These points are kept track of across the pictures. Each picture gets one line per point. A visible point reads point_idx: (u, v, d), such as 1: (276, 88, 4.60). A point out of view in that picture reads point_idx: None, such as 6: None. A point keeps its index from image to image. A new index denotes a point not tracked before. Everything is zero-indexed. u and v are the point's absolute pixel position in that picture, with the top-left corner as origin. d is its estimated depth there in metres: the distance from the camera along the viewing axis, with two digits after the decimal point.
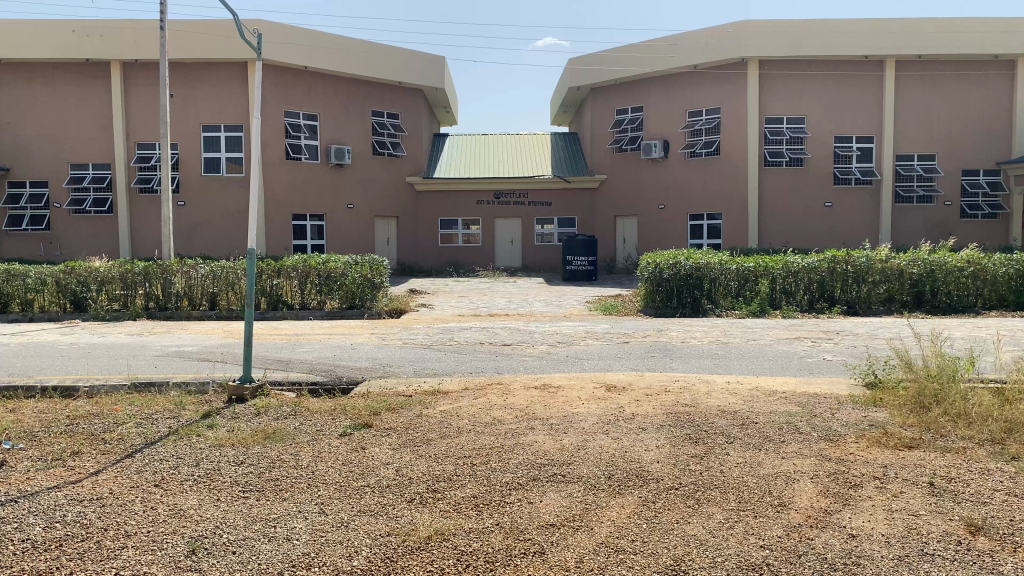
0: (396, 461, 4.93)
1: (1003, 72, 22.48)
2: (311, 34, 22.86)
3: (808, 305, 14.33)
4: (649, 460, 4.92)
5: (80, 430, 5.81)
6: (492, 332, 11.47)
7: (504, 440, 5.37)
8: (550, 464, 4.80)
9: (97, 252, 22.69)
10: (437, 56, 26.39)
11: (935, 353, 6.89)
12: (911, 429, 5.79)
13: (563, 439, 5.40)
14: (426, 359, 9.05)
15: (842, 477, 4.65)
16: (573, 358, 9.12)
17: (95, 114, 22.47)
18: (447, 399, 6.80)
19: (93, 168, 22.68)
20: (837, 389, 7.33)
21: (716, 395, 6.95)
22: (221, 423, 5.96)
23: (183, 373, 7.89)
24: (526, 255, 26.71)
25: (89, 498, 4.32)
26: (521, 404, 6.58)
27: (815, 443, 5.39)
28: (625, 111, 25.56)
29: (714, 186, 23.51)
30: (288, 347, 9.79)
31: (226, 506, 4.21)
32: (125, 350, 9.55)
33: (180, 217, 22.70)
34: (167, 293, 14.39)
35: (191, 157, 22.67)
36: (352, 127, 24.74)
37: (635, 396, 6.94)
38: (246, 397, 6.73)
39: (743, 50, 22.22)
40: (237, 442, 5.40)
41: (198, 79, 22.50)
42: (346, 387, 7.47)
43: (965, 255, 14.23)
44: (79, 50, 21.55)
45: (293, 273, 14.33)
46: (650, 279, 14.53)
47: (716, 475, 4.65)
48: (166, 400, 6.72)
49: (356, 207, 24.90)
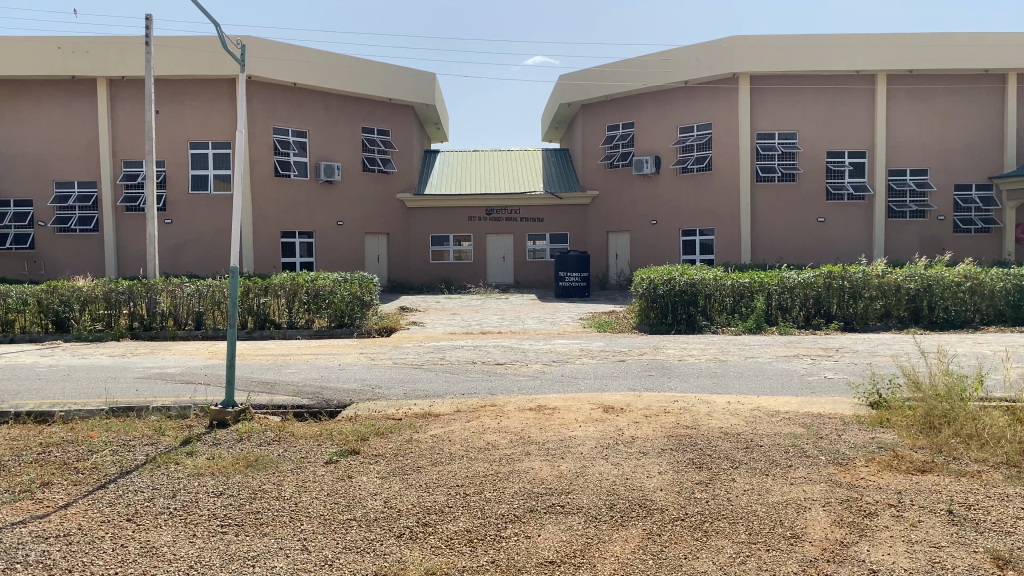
0: (385, 490, 4.67)
1: (994, 86, 22.50)
2: (300, 50, 22.69)
3: (805, 321, 14.13)
4: (652, 488, 4.67)
5: (52, 458, 5.52)
6: (485, 350, 11.20)
7: (498, 467, 5.11)
8: (548, 494, 4.54)
9: (82, 271, 22.34)
10: (427, 72, 26.30)
11: (943, 372, 6.68)
12: (923, 452, 5.56)
13: (560, 465, 5.14)
14: (417, 379, 8.77)
15: (855, 505, 4.42)
16: (568, 378, 8.87)
17: (80, 131, 22.21)
18: (439, 423, 6.54)
19: (79, 186, 22.38)
20: (842, 409, 7.09)
21: (717, 417, 6.70)
22: (201, 450, 5.68)
23: (165, 397, 7.58)
24: (518, 271, 26.48)
25: (56, 535, 4.04)
26: (516, 427, 6.32)
27: (823, 468, 5.15)
28: (616, 127, 25.51)
29: (706, 202, 23.36)
30: (274, 367, 9.50)
31: (202, 543, 3.93)
32: (106, 372, 9.25)
33: (167, 235, 22.40)
34: (152, 313, 14.08)
35: (178, 175, 22.42)
36: (341, 144, 24.55)
37: (634, 418, 6.67)
38: (228, 421, 6.43)
39: (734, 65, 22.15)
40: (217, 471, 5.13)
41: (185, 95, 22.27)
42: (334, 410, 7.21)
43: (961, 270, 14.10)
44: (65, 67, 21.30)
45: (280, 292, 14.05)
46: (645, 295, 14.27)
47: (722, 504, 4.41)
48: (144, 426, 6.42)
49: (346, 224, 24.69)
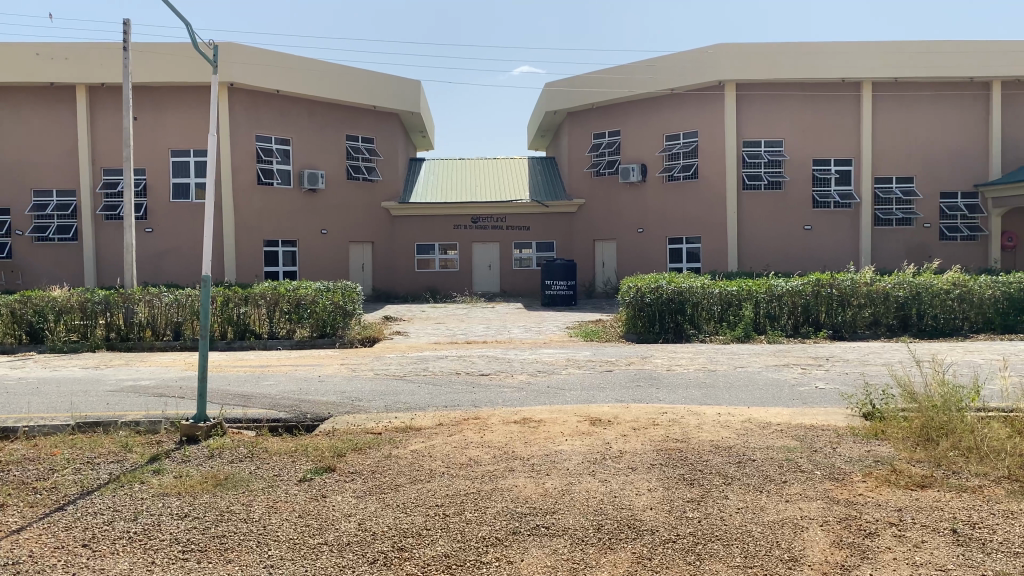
0: (361, 511, 4.42)
1: (978, 94, 22.47)
2: (283, 57, 22.43)
3: (793, 329, 13.95)
4: (641, 507, 4.44)
5: (9, 478, 5.23)
6: (469, 361, 10.94)
7: (481, 485, 4.87)
8: (532, 514, 4.30)
9: (59, 281, 21.92)
10: (412, 80, 26.10)
11: (938, 382, 6.49)
12: (922, 465, 5.37)
13: (545, 483, 4.91)
14: (399, 392, 8.51)
15: (853, 524, 4.21)
16: (555, 390, 8.62)
17: (59, 139, 21.85)
18: (420, 437, 6.29)
19: (57, 194, 22.00)
20: (835, 420, 6.89)
21: (708, 429, 6.48)
22: (168, 468, 5.40)
23: (135, 411, 7.29)
24: (504, 279, 26.24)
25: (2, 564, 3.75)
26: (500, 442, 6.08)
27: (820, 483, 4.94)
28: (603, 134, 25.40)
29: (693, 209, 23.23)
30: (251, 380, 9.21)
31: (160, 572, 3.67)
32: (77, 385, 8.94)
33: (147, 244, 22.04)
34: (129, 324, 13.75)
35: (159, 183, 22.08)
36: (326, 152, 24.29)
37: (622, 431, 6.45)
38: (199, 437, 6.16)
39: (721, 72, 22.06)
40: (184, 491, 4.86)
41: (166, 103, 21.96)
42: (311, 424, 6.96)
43: (949, 277, 14.01)
44: (43, 73, 20.96)
45: (261, 302, 13.75)
46: (632, 304, 14.03)
47: (715, 523, 4.19)
48: (110, 442, 6.13)
49: (330, 232, 24.42)
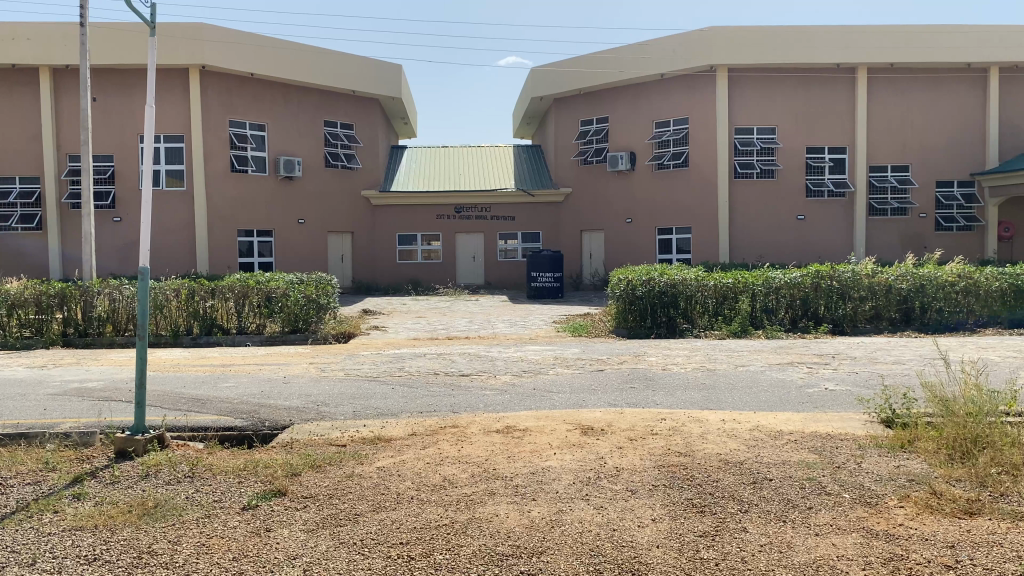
0: (308, 552, 3.66)
1: (976, 78, 21.95)
2: (256, 38, 21.52)
3: (792, 323, 13.27)
4: (646, 544, 3.72)
5: None
6: (449, 360, 10.15)
7: (454, 515, 4.12)
8: (514, 557, 3.56)
9: (21, 270, 20.94)
10: (393, 64, 25.18)
11: (972, 387, 5.79)
12: (964, 486, 4.66)
13: (531, 511, 4.16)
14: (371, 395, 7.74)
15: (901, 567, 3.50)
16: (542, 393, 7.86)
17: (22, 124, 20.87)
18: (389, 451, 5.53)
19: (20, 181, 21.05)
20: (854, 429, 6.19)
21: (713, 440, 5.77)
22: (91, 494, 4.60)
23: (71, 419, 6.50)
24: (489, 272, 25.43)
25: None
26: (479, 457, 5.32)
27: (851, 511, 4.22)
28: (591, 121, 24.65)
29: (682, 198, 22.54)
30: (208, 382, 8.37)
31: None
32: (16, 387, 8.11)
33: (114, 234, 21.12)
34: (88, 317, 12.89)
35: (128, 170, 21.15)
36: (303, 138, 23.43)
37: (618, 443, 5.71)
38: (132, 452, 5.37)
39: (712, 56, 21.32)
40: (100, 523, 4.08)
41: (135, 86, 21.02)
42: (267, 435, 6.19)
43: (955, 269, 13.39)
44: (5, 54, 19.93)
45: (228, 294, 12.90)
46: (623, 297, 13.29)
47: (736, 567, 3.48)
48: (31, 458, 5.32)
49: (307, 222, 23.52)
